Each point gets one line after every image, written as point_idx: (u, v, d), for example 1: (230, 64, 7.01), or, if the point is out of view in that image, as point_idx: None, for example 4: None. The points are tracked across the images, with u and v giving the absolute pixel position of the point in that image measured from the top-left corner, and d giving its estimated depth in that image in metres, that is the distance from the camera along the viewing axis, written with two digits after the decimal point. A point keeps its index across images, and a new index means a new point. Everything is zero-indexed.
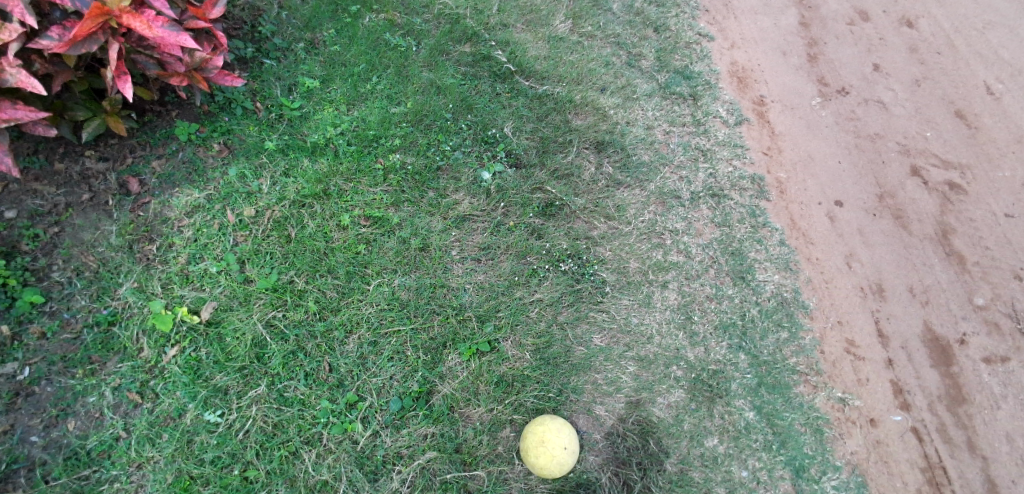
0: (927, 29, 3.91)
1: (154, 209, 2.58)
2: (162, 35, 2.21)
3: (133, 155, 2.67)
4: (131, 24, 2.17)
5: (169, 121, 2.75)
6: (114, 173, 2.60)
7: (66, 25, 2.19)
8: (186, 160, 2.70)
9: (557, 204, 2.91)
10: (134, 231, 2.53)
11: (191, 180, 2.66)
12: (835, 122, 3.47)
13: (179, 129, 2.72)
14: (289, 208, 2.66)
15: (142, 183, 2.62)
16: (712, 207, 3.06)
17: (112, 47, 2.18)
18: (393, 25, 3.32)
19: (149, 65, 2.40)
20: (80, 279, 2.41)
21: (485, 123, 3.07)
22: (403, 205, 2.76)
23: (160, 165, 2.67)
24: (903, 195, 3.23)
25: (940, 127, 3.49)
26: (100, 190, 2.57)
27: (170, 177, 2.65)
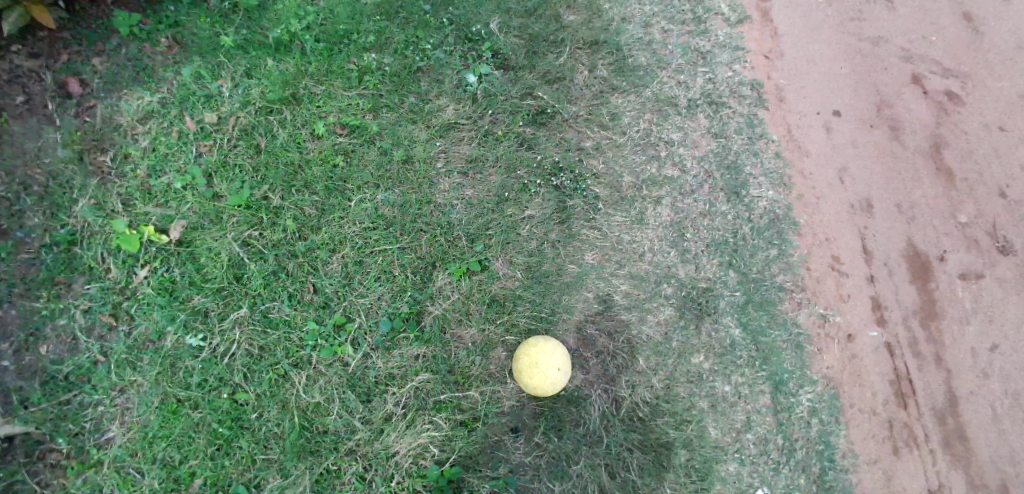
0: None
1: (104, 115, 2.31)
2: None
3: (68, 52, 2.33)
4: None
5: (105, 10, 2.36)
6: (49, 72, 2.29)
7: None
8: (132, 57, 2.36)
9: (548, 112, 2.70)
10: (84, 140, 2.28)
11: (140, 81, 2.35)
12: (842, 17, 3.02)
13: (120, 20, 2.35)
14: (255, 115, 2.39)
15: (84, 84, 2.32)
16: (710, 116, 2.88)
17: None
18: None
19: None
20: (29, 195, 2.21)
21: (469, 17, 2.69)
22: (382, 112, 2.50)
23: (102, 64, 2.34)
24: (901, 104, 2.94)
25: (953, 20, 3.00)
26: (36, 92, 2.27)
27: (115, 77, 2.34)
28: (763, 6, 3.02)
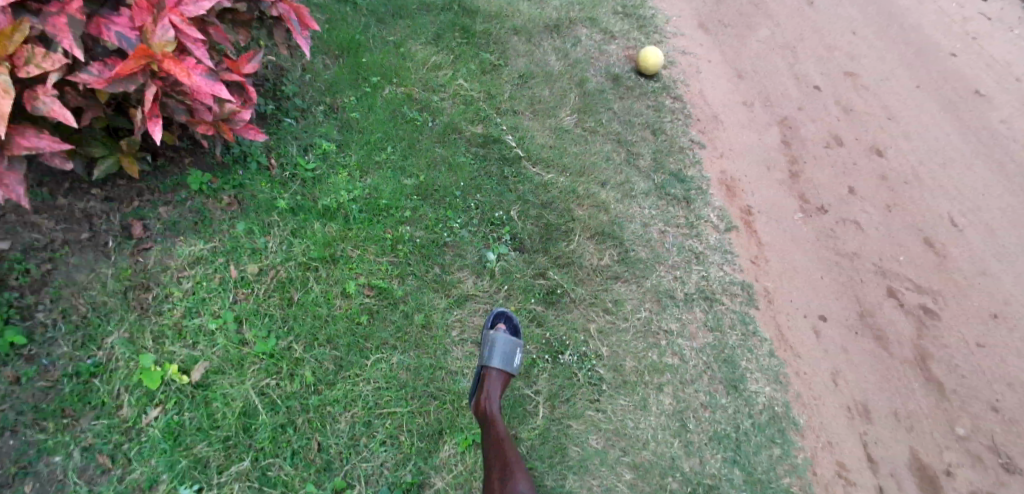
0: (895, 159, 4.28)
1: (157, 256, 2.48)
2: (200, 84, 2.31)
3: (138, 199, 2.57)
4: (171, 70, 2.25)
5: (182, 168, 2.70)
6: (119, 214, 2.50)
7: (106, 63, 2.26)
8: (194, 209, 2.62)
9: (558, 292, 2.89)
10: (132, 278, 2.41)
11: (198, 231, 2.58)
12: (817, 233, 3.66)
13: (192, 178, 2.66)
14: (294, 270, 2.61)
15: (146, 228, 2.52)
16: (705, 310, 3.08)
17: (150, 88, 2.24)
18: (410, 98, 3.47)
19: (178, 111, 2.46)
20: (66, 323, 2.25)
21: (493, 205, 3.09)
22: (408, 278, 2.72)
23: (167, 212, 2.58)
24: (881, 316, 3.34)
25: (911, 252, 3.70)
26: (102, 230, 2.45)
27: (176, 224, 2.57)
28: (747, 219, 3.60)
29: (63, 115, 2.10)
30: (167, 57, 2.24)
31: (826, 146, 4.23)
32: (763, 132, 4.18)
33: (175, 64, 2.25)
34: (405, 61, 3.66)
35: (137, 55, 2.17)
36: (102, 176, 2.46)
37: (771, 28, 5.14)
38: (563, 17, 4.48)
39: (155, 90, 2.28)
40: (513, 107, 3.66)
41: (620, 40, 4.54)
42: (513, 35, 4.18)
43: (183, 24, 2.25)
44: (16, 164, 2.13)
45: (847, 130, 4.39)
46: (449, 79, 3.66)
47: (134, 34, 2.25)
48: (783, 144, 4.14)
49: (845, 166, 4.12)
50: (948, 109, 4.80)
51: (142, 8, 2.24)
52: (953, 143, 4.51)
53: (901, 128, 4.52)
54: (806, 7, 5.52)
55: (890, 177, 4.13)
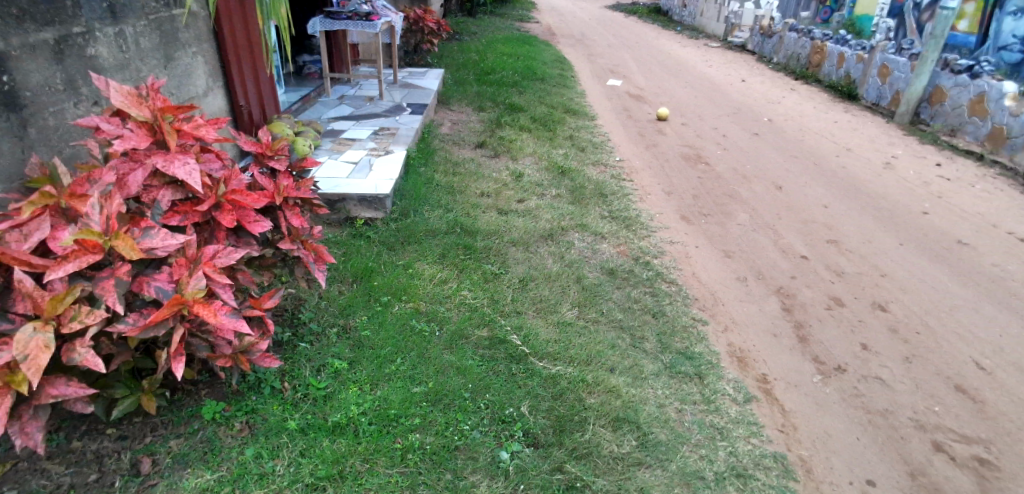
0: (900, 312, 4.30)
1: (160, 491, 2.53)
2: (224, 321, 2.57)
3: (152, 433, 2.75)
4: (200, 312, 2.53)
5: (197, 399, 2.92)
6: (129, 451, 2.64)
7: (143, 312, 2.49)
8: (204, 438, 2.75)
9: (578, 485, 2.75)
10: None
11: (205, 459, 2.66)
12: (842, 392, 3.57)
13: (206, 408, 2.84)
14: (301, 490, 2.58)
15: (155, 462, 2.63)
16: (740, 488, 2.89)
17: (179, 330, 2.47)
18: (419, 311, 3.69)
19: (201, 347, 2.66)
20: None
21: (502, 402, 3.11)
22: (419, 488, 2.65)
23: (178, 443, 2.72)
24: (934, 473, 3.10)
25: (945, 402, 3.54)
26: (109, 469, 2.58)
27: (185, 456, 2.67)
28: (765, 387, 3.54)
29: (95, 363, 2.29)
30: (198, 301, 2.53)
31: (828, 307, 4.30)
32: (762, 302, 4.30)
33: (204, 307, 2.53)
34: (414, 280, 3.96)
35: (172, 303, 2.45)
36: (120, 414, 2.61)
37: (748, 211, 5.55)
38: (556, 226, 4.90)
39: (182, 331, 2.50)
40: (516, 308, 3.86)
41: (611, 239, 4.90)
42: (511, 247, 4.54)
43: (214, 273, 2.63)
44: (41, 412, 2.30)
45: (845, 290, 4.50)
46: (454, 291, 3.91)
47: (170, 286, 2.54)
48: (783, 311, 4.23)
49: (852, 323, 4.16)
50: (938, 259, 4.96)
51: (180, 265, 2.59)
52: (954, 291, 4.56)
53: (897, 282, 4.63)
54: (777, 191, 6.00)
55: (901, 329, 4.13)
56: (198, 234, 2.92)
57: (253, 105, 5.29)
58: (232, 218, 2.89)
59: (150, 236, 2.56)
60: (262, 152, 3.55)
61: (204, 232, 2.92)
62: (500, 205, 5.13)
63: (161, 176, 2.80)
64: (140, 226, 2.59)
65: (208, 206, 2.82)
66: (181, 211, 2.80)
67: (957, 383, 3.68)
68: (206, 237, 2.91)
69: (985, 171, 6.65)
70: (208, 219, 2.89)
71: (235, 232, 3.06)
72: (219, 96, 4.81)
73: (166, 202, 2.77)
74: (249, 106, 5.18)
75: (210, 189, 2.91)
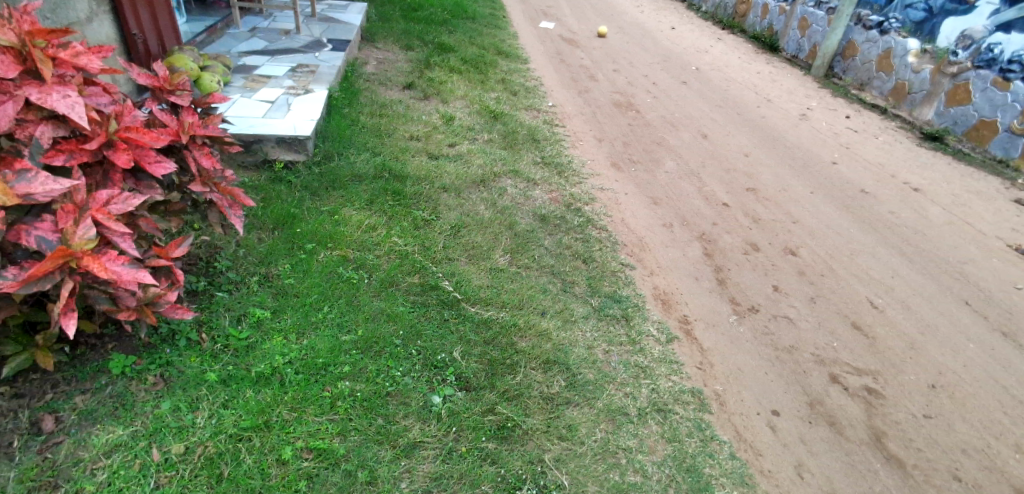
0: (807, 256, 4.60)
1: (66, 449, 2.43)
2: (119, 272, 2.42)
3: (53, 390, 2.62)
4: (89, 266, 2.37)
5: (103, 353, 2.79)
6: (27, 410, 2.52)
7: (25, 265, 2.34)
8: (114, 393, 2.64)
9: (509, 425, 2.85)
10: (37, 476, 2.34)
11: (116, 415, 2.57)
12: (754, 331, 3.83)
13: (114, 362, 2.72)
14: (224, 442, 2.54)
15: (58, 421, 2.52)
16: (660, 421, 3.08)
17: (67, 284, 2.31)
18: (346, 259, 3.62)
19: (100, 299, 2.53)
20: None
21: (434, 348, 3.14)
22: (349, 435, 2.67)
23: (84, 400, 2.60)
24: (829, 402, 3.42)
25: (842, 338, 3.87)
26: (5, 430, 2.45)
27: (92, 412, 2.56)
28: (686, 328, 3.74)
29: None
30: (86, 253, 2.37)
31: (745, 252, 4.54)
32: (685, 247, 4.49)
33: (94, 260, 2.38)
34: (340, 226, 3.86)
35: (55, 256, 2.28)
36: (13, 372, 2.50)
37: (674, 159, 5.71)
38: (487, 172, 4.87)
39: (72, 286, 2.35)
40: (448, 254, 3.85)
41: (543, 185, 4.93)
42: (442, 193, 4.49)
43: (107, 221, 2.48)
44: None
45: (760, 236, 4.76)
46: (383, 238, 3.85)
47: (54, 236, 2.40)
48: (705, 256, 4.44)
49: (763, 266, 4.43)
50: (843, 207, 5.31)
51: (65, 213, 2.43)
52: (856, 238, 4.90)
53: (806, 228, 4.94)
54: (702, 139, 6.18)
55: (808, 272, 4.43)
56: (89, 176, 2.71)
57: (150, 34, 4.87)
58: (128, 158, 2.70)
59: (26, 180, 2.35)
60: (161, 86, 3.26)
61: (95, 174, 2.71)
62: (431, 150, 5.03)
63: (36, 110, 2.57)
64: (13, 169, 2.37)
65: (96, 145, 2.62)
66: (64, 150, 2.58)
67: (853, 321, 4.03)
68: (98, 180, 2.71)
69: (888, 124, 7.10)
70: (99, 159, 2.69)
71: (133, 174, 2.86)
72: (107, 23, 4.39)
73: (46, 139, 2.54)
74: (144, 35, 4.77)
75: (99, 126, 2.67)
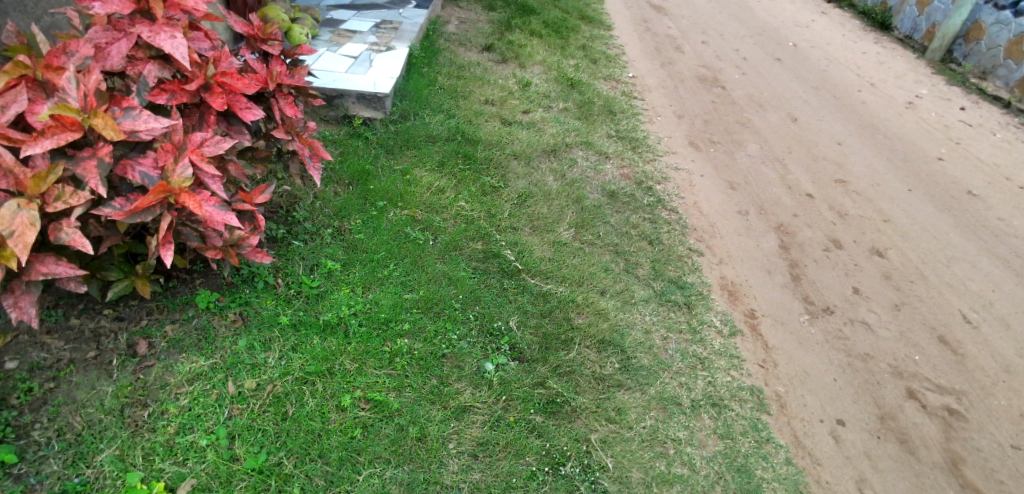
0: (897, 260, 4.28)
1: (156, 372, 2.59)
2: (212, 213, 2.53)
3: (149, 317, 2.79)
4: (186, 203, 2.48)
5: (191, 287, 2.95)
6: (126, 333, 2.70)
7: (129, 198, 2.47)
8: (199, 326, 2.80)
9: (559, 401, 2.84)
10: (130, 394, 2.50)
11: (200, 347, 2.72)
12: (827, 334, 3.62)
13: (201, 297, 2.88)
14: (291, 383, 2.66)
15: (151, 346, 2.69)
16: (713, 416, 2.98)
17: (165, 219, 2.44)
18: (413, 219, 3.67)
19: (192, 237, 2.67)
20: (59, 440, 2.32)
21: (491, 315, 3.15)
22: (405, 391, 2.73)
23: (173, 329, 2.77)
24: (904, 419, 3.20)
25: (926, 351, 3.61)
26: (107, 348, 2.63)
27: (180, 341, 2.72)
28: (752, 323, 3.58)
29: (82, 244, 2.28)
30: (184, 191, 2.47)
31: (825, 249, 4.28)
32: (760, 238, 4.27)
33: (191, 197, 2.47)
34: (411, 186, 3.90)
35: (157, 190, 2.40)
36: (116, 296, 2.67)
37: (759, 143, 5.41)
38: (560, 142, 4.78)
39: (170, 220, 2.47)
40: (513, 224, 3.82)
41: (615, 160, 4.79)
42: (512, 160, 4.45)
43: (200, 162, 2.57)
44: (33, 287, 2.32)
45: (846, 233, 4.46)
46: (451, 201, 3.86)
47: (155, 172, 2.50)
48: (781, 249, 4.21)
49: (845, 265, 4.16)
50: (945, 210, 4.89)
51: (165, 150, 2.52)
52: (956, 246, 4.51)
53: (898, 229, 4.59)
54: (792, 123, 5.82)
55: (895, 276, 4.13)
56: (188, 117, 2.84)
57: None
58: (223, 102, 2.80)
59: (131, 118, 2.46)
60: (255, 34, 3.36)
61: (192, 116, 2.85)
62: (504, 115, 4.98)
63: (145, 49, 2.67)
64: (121, 106, 2.49)
65: (196, 86, 2.73)
66: (168, 90, 2.69)
67: (941, 334, 3.74)
68: (195, 122, 2.84)
69: (1009, 121, 6.45)
70: (197, 101, 2.81)
71: (226, 119, 2.98)
72: None
73: (153, 78, 2.66)
74: None
75: (199, 68, 2.79)
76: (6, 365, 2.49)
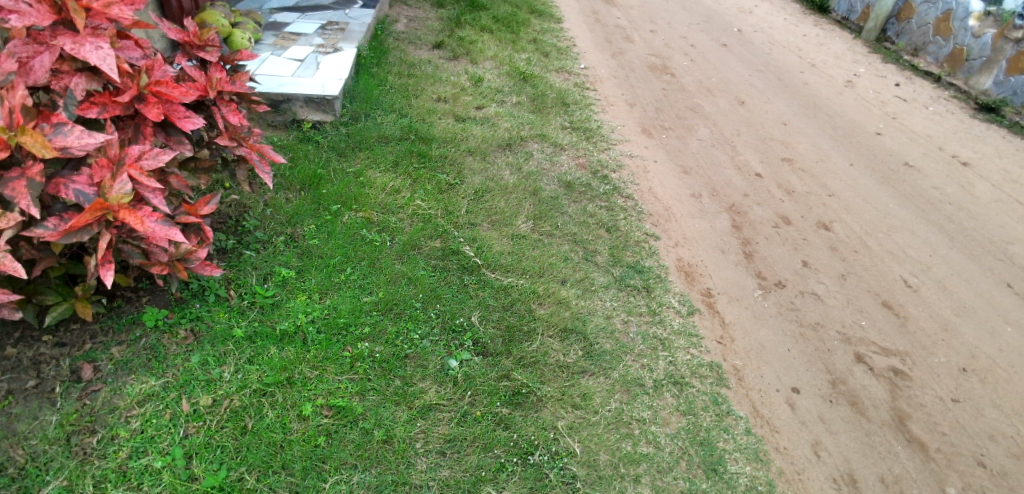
0: (842, 231, 4.46)
1: (104, 396, 2.55)
2: (153, 228, 2.50)
3: (91, 340, 2.74)
4: (126, 219, 2.45)
5: (137, 306, 2.90)
6: (68, 359, 2.64)
7: (64, 217, 2.43)
8: (147, 346, 2.75)
9: (524, 392, 2.90)
10: (76, 421, 2.46)
11: (149, 366, 2.68)
12: (779, 306, 3.76)
13: (147, 315, 2.84)
14: (249, 396, 2.65)
15: (96, 369, 2.64)
16: (675, 394, 3.08)
17: (104, 236, 2.40)
18: (369, 222, 3.67)
19: (134, 254, 2.62)
20: (2, 476, 2.27)
21: (453, 312, 3.19)
22: (368, 394, 2.75)
23: (120, 351, 2.72)
24: (853, 382, 3.36)
25: (872, 316, 3.78)
26: (49, 375, 2.58)
27: (127, 362, 2.68)
28: (708, 301, 3.70)
29: (14, 268, 2.23)
30: (123, 207, 2.44)
31: (775, 225, 4.44)
32: (713, 219, 4.39)
33: (130, 213, 2.45)
34: (365, 188, 3.89)
35: (94, 208, 2.37)
36: (54, 321, 2.61)
37: (707, 126, 5.55)
38: (514, 136, 4.82)
39: (109, 238, 2.44)
40: (471, 220, 3.85)
41: (569, 150, 4.86)
42: (467, 156, 4.48)
43: (140, 176, 2.53)
44: None
45: (792, 208, 4.63)
46: (407, 201, 3.87)
47: (91, 189, 2.45)
48: (732, 228, 4.34)
49: (793, 239, 4.32)
50: (884, 180, 5.11)
51: (101, 166, 2.48)
52: (895, 214, 4.72)
53: (841, 201, 4.78)
54: (738, 105, 5.99)
55: (840, 247, 4.31)
56: (123, 130, 2.77)
57: None
58: (158, 111, 2.75)
59: (63, 134, 2.40)
60: (190, 41, 3.30)
61: (128, 129, 2.78)
62: (457, 112, 4.99)
63: (70, 61, 2.61)
64: (50, 122, 2.43)
65: (128, 97, 2.67)
66: (97, 103, 2.64)
67: (885, 300, 3.92)
68: (131, 134, 2.77)
69: (940, 94, 6.76)
70: (131, 112, 2.74)
71: (163, 129, 2.93)
72: None
73: (80, 91, 2.60)
74: None
75: (131, 79, 2.72)
76: None
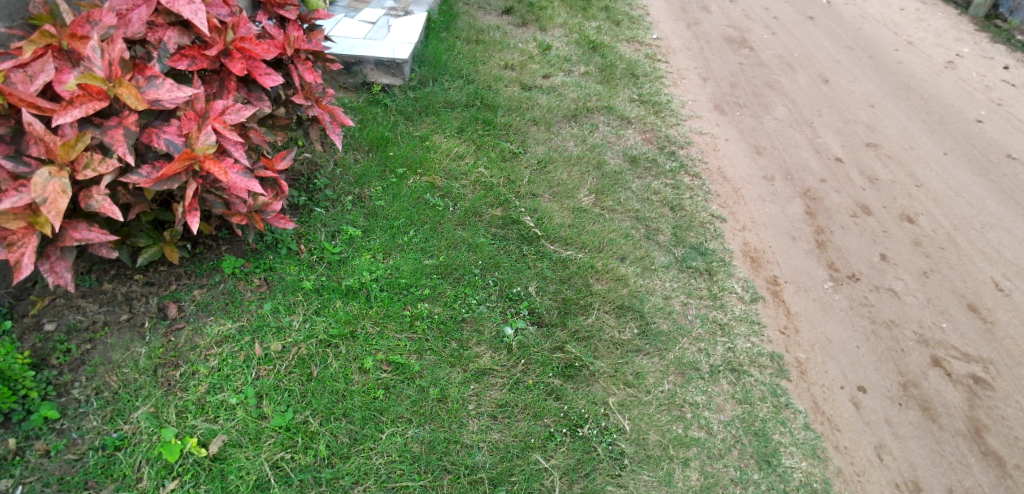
0: (928, 226, 4.19)
1: (186, 335, 2.71)
2: (235, 180, 2.61)
3: (176, 282, 2.90)
4: (211, 170, 2.57)
5: (218, 254, 3.05)
6: (156, 297, 2.81)
7: (156, 166, 2.55)
8: (225, 291, 2.91)
9: (576, 365, 2.89)
10: (162, 355, 2.63)
11: (227, 311, 2.83)
12: (850, 301, 3.57)
13: (226, 263, 2.97)
14: (315, 346, 2.76)
15: (180, 309, 2.80)
16: (732, 381, 3.00)
17: (190, 185, 2.52)
18: (433, 186, 3.71)
19: (216, 204, 2.75)
20: (98, 398, 2.45)
21: (511, 281, 3.21)
22: (425, 354, 2.81)
23: (201, 294, 2.87)
24: (926, 386, 3.18)
25: (954, 319, 3.55)
26: (139, 311, 2.76)
27: (208, 305, 2.84)
28: (773, 289, 3.56)
29: (111, 211, 2.38)
30: (208, 158, 2.56)
31: (853, 215, 4.20)
32: (786, 204, 4.20)
33: (215, 164, 2.57)
34: (430, 152, 3.93)
35: (183, 158, 2.49)
36: (144, 262, 2.78)
37: (786, 105, 5.28)
38: (581, 107, 4.74)
39: (195, 187, 2.56)
40: (533, 191, 3.83)
41: (636, 124, 4.74)
42: (532, 125, 4.45)
43: (224, 129, 2.64)
44: (68, 253, 2.45)
45: (875, 198, 4.36)
46: (470, 167, 3.89)
47: (180, 140, 2.57)
48: (806, 215, 4.14)
49: (873, 231, 4.08)
50: (981, 174, 4.73)
51: (189, 119, 2.59)
52: (992, 212, 4.37)
53: (931, 194, 4.47)
54: (822, 85, 5.65)
55: (925, 243, 4.05)
56: (208, 85, 2.89)
57: None
58: (242, 67, 2.84)
59: (155, 86, 2.51)
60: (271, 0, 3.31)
61: (213, 83, 2.89)
62: (524, 80, 4.94)
63: (165, 15, 2.71)
64: (145, 75, 2.54)
65: (215, 52, 2.77)
66: (187, 56, 2.73)
67: (971, 302, 3.67)
68: (216, 89, 2.88)
69: None
70: (217, 67, 2.85)
71: (245, 85, 3.02)
72: None
73: (171, 44, 2.71)
74: None
75: (217, 35, 2.82)
76: (46, 327, 2.61)
